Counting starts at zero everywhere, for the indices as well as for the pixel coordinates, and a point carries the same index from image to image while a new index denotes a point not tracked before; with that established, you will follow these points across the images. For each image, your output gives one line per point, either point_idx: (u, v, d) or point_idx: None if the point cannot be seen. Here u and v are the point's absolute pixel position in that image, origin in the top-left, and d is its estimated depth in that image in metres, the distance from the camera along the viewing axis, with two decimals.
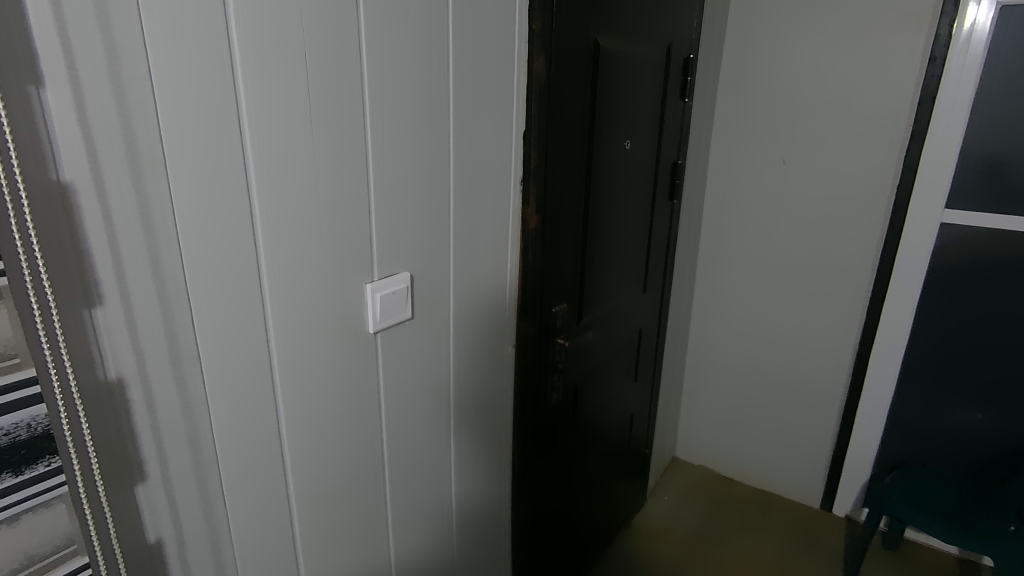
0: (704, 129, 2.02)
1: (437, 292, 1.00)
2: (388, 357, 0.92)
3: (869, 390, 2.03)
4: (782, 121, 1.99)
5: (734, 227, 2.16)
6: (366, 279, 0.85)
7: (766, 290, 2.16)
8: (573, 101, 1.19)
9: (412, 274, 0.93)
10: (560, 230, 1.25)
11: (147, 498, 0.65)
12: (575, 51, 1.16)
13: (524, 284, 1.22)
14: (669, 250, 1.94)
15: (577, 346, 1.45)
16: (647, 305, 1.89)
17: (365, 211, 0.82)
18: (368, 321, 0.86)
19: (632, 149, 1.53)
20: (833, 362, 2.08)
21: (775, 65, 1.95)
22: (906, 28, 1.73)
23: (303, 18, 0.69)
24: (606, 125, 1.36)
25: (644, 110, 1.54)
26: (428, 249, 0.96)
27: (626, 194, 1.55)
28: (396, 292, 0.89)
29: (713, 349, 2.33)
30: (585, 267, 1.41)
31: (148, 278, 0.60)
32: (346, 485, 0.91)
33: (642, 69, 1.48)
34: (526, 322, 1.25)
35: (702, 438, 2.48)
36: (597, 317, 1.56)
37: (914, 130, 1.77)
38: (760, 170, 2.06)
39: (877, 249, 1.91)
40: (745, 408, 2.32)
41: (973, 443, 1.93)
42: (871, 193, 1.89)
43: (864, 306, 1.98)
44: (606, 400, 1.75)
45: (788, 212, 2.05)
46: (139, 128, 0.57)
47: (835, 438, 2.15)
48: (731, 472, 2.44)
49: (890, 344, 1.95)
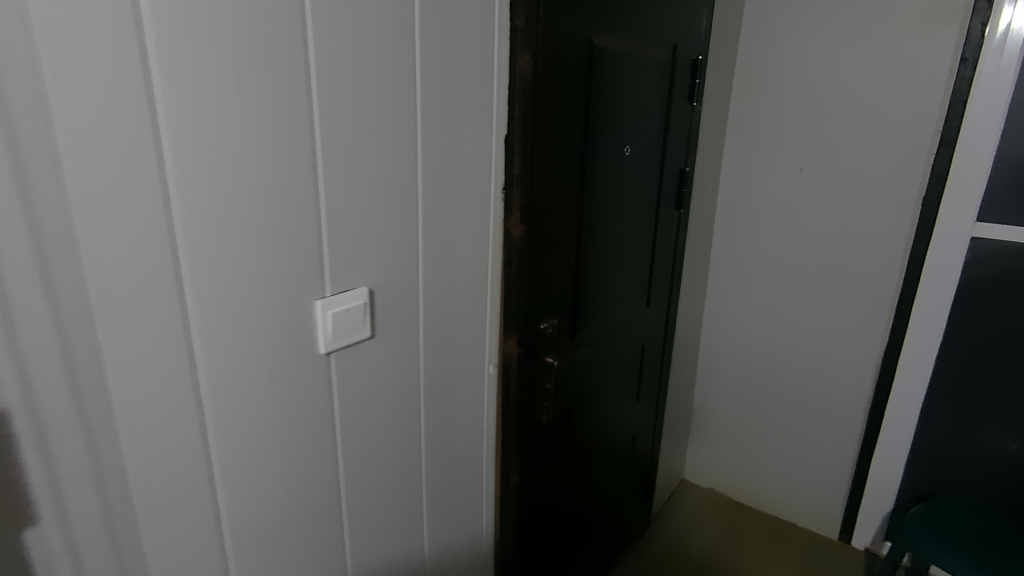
0: (715, 135, 1.93)
1: (404, 309, 0.93)
2: (344, 378, 0.85)
3: (892, 411, 1.89)
4: (798, 127, 1.88)
5: (748, 238, 2.05)
6: (316, 294, 0.78)
7: (781, 306, 2.04)
8: (563, 104, 1.12)
9: (372, 288, 0.86)
10: (546, 240, 1.18)
11: (37, 543, 0.58)
12: (566, 50, 1.09)
13: (507, 298, 1.14)
14: (675, 263, 1.84)
15: (569, 365, 1.37)
16: (652, 320, 1.79)
17: (314, 220, 0.75)
18: (319, 340, 0.79)
19: (634, 155, 1.44)
20: (852, 383, 1.95)
21: (792, 66, 1.84)
22: (934, 28, 1.62)
23: (236, 10, 0.63)
24: (603, 129, 1.28)
25: (647, 114, 1.46)
26: (393, 262, 0.88)
27: (627, 202, 1.46)
28: (351, 308, 0.82)
29: (722, 367, 2.23)
30: (579, 279, 1.34)
31: (37, 295, 0.54)
32: (293, 519, 0.83)
33: (645, 70, 1.40)
34: (510, 340, 1.17)
35: (711, 460, 2.36)
36: (594, 333, 1.48)
37: (943, 137, 1.65)
38: (775, 177, 1.95)
39: (901, 265, 1.78)
40: (757, 429, 2.20)
41: (1005, 478, 1.78)
42: (895, 204, 1.76)
43: (887, 323, 1.85)
44: (604, 418, 1.65)
45: (806, 222, 1.93)
46: (23, 128, 0.51)
47: (855, 462, 2.01)
48: (742, 496, 2.31)
49: (915, 364, 1.82)
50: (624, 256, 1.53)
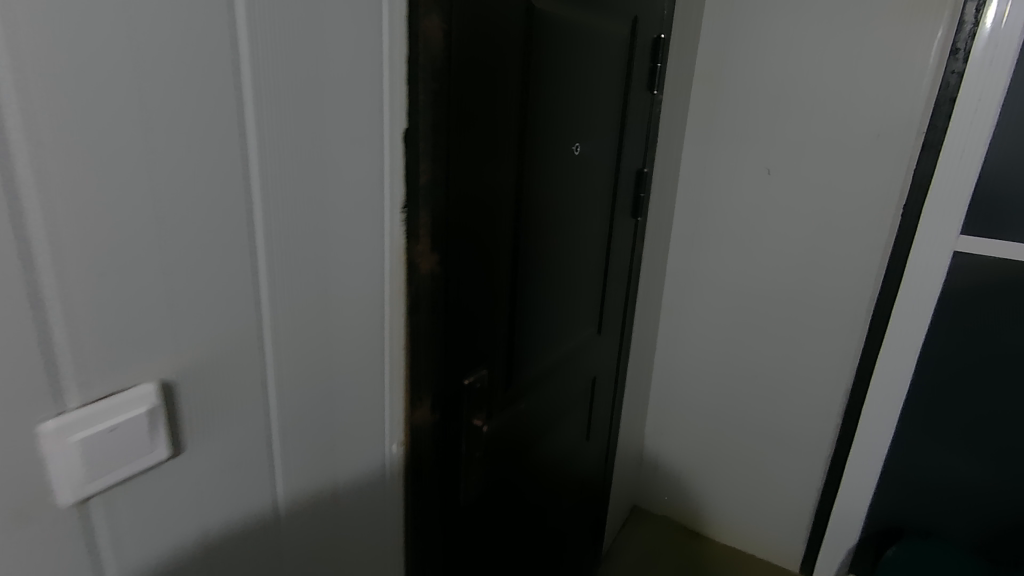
0: (675, 129, 1.67)
1: (241, 397, 0.61)
2: (122, 529, 0.52)
3: (861, 441, 1.72)
4: (765, 123, 1.65)
5: (709, 246, 1.82)
6: (44, 412, 0.45)
7: (745, 322, 1.83)
8: (490, 87, 0.81)
9: (170, 380, 0.54)
10: (468, 272, 0.87)
11: None
12: (495, 11, 0.79)
13: (414, 352, 0.83)
14: (630, 277, 1.58)
15: (503, 420, 1.08)
16: (604, 347, 1.52)
17: (23, 285, 0.43)
18: (58, 487, 0.46)
19: (584, 154, 1.16)
20: (819, 408, 1.77)
21: (762, 53, 1.60)
22: (922, 13, 1.41)
23: None
24: (547, 121, 0.98)
25: (602, 103, 1.17)
26: (212, 335, 0.57)
27: (575, 213, 1.18)
28: (120, 426, 0.49)
29: (678, 388, 2.01)
30: (515, 314, 1.05)
31: None
32: None
33: (601, 49, 1.11)
34: (420, 407, 0.86)
35: (666, 487, 2.15)
36: (537, 374, 1.20)
37: (927, 140, 1.45)
38: (741, 179, 1.72)
39: (877, 282, 1.59)
40: (716, 455, 2.00)
41: (978, 513, 1.65)
42: (872, 213, 1.56)
43: (860, 345, 1.66)
44: (548, 468, 1.38)
45: (774, 231, 1.71)
46: None
47: (821, 494, 1.83)
48: (699, 526, 2.12)
49: (887, 392, 1.64)
50: (573, 277, 1.25)
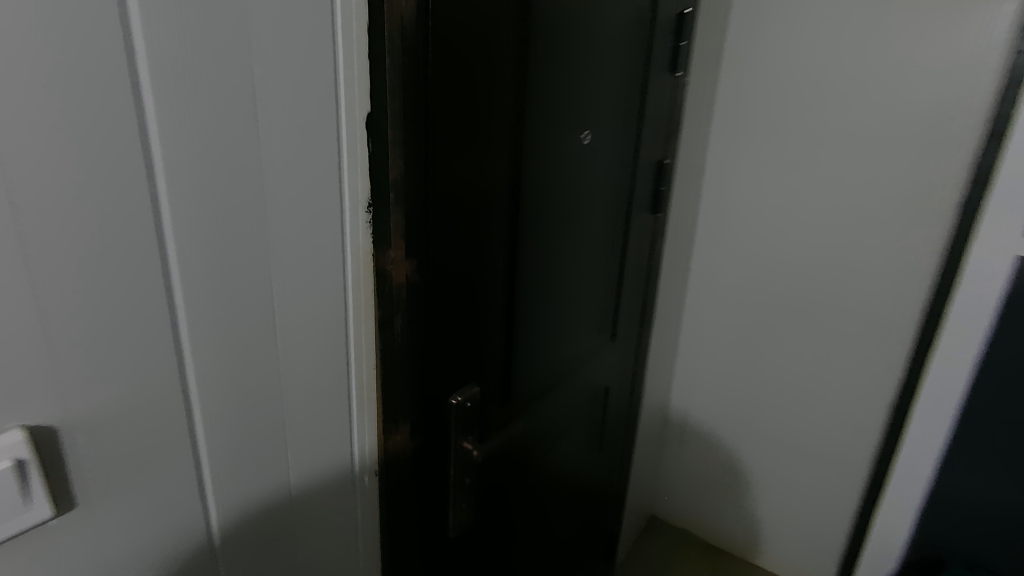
0: (700, 116, 1.52)
1: (153, 431, 0.53)
2: None
3: (903, 466, 1.53)
4: (797, 112, 1.49)
5: (735, 245, 1.66)
6: None
7: (776, 329, 1.67)
8: (479, 68, 0.70)
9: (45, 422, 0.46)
10: (454, 281, 0.76)
11: None
12: None
13: (386, 371, 0.74)
14: (649, 279, 1.45)
15: (501, 442, 0.97)
16: (616, 356, 1.40)
17: None
18: None
19: (594, 144, 1.02)
20: (855, 424, 1.62)
21: (800, 31, 1.43)
22: None
23: None
24: (549, 108, 0.86)
25: (615, 87, 1.04)
26: (109, 362, 0.49)
27: (583, 211, 1.06)
28: None
29: (701, 397, 1.87)
30: (513, 325, 0.93)
31: None
32: None
33: (613, 26, 0.98)
34: (395, 433, 0.77)
35: (687, 501, 2.00)
36: (539, 387, 1.09)
37: (991, 129, 1.28)
38: (773, 172, 1.56)
39: (925, 288, 1.44)
40: (742, 470, 1.85)
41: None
42: (918, 212, 1.40)
43: (903, 357, 1.50)
44: (553, 488, 1.26)
45: (812, 230, 1.54)
46: None
47: (857, 517, 1.68)
48: (721, 543, 1.97)
49: (933, 411, 1.45)
50: (580, 281, 1.13)
